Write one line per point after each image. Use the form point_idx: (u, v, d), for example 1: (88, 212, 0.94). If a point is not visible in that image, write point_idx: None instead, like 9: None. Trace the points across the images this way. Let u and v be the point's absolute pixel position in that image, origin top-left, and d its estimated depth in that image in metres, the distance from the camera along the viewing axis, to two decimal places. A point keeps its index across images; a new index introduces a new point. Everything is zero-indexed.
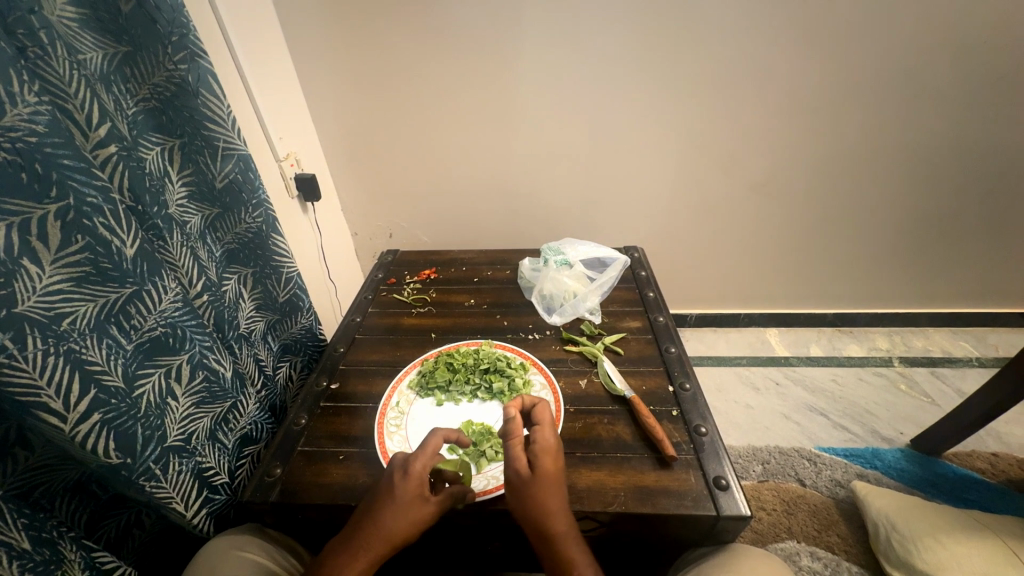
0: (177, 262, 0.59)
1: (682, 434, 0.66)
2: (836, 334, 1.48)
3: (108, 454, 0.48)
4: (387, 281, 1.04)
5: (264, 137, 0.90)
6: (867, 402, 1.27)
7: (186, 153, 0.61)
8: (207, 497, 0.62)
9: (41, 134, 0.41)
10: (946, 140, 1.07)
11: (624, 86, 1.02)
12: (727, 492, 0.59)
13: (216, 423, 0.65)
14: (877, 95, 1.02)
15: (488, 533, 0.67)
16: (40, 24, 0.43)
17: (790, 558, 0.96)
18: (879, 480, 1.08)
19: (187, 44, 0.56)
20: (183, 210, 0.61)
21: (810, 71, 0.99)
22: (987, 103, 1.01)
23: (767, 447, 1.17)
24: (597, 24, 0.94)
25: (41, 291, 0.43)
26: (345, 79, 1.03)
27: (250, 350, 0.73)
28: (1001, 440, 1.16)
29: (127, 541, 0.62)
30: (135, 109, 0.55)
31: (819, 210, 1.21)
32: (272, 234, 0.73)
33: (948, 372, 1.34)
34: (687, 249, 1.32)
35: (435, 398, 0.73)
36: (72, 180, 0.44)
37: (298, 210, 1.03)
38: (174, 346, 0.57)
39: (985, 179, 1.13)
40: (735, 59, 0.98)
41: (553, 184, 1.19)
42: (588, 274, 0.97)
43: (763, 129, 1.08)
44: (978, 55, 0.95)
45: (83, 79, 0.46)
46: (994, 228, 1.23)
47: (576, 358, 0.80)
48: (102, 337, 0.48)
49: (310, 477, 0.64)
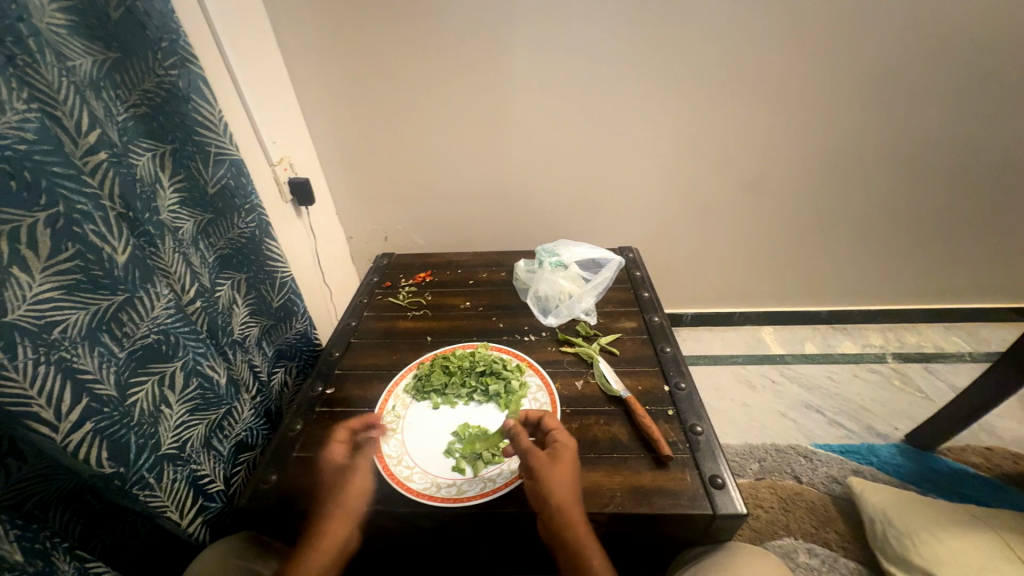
0: (169, 269, 0.59)
1: (678, 433, 0.67)
2: (830, 331, 1.49)
3: (100, 463, 0.48)
4: (383, 284, 1.04)
5: (257, 142, 0.90)
6: (862, 398, 1.28)
7: (178, 158, 0.61)
8: (203, 504, 0.62)
9: (30, 142, 0.41)
10: (935, 138, 1.09)
11: (616, 88, 1.03)
12: (724, 491, 0.59)
13: (211, 430, 0.64)
14: (868, 94, 1.03)
15: (484, 537, 0.65)
16: (28, 32, 0.43)
17: (787, 555, 0.96)
18: (874, 476, 1.09)
19: (177, 50, 0.56)
20: (174, 216, 0.61)
21: (799, 72, 1.00)
22: (971, 101, 1.03)
23: (764, 444, 1.18)
24: (588, 26, 0.95)
25: (31, 299, 0.42)
26: (338, 85, 1.03)
27: (245, 355, 0.73)
28: (994, 434, 1.17)
29: (122, 550, 0.61)
30: (125, 115, 0.55)
31: (812, 208, 1.22)
32: (266, 239, 0.73)
33: (941, 367, 1.35)
34: (682, 248, 1.33)
35: (431, 401, 0.73)
36: (62, 187, 0.44)
37: (292, 215, 1.02)
38: (167, 353, 0.57)
39: (971, 177, 1.15)
40: (726, 60, 0.98)
41: (547, 185, 1.20)
42: (582, 275, 0.97)
43: (755, 129, 1.08)
44: (963, 53, 0.97)
45: (72, 86, 0.46)
46: (981, 225, 1.25)
47: (572, 358, 0.80)
48: (94, 345, 0.48)
49: (305, 483, 0.63)
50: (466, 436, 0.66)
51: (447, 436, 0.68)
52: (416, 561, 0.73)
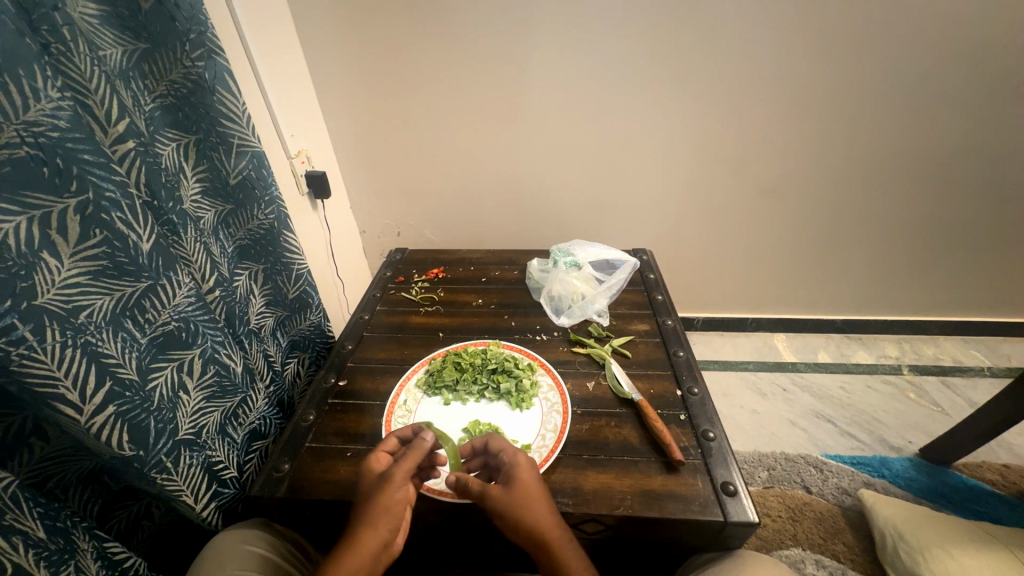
0: (190, 257, 0.60)
1: (690, 438, 0.66)
2: (845, 340, 1.47)
3: (121, 446, 0.49)
4: (396, 279, 1.05)
5: (276, 135, 0.91)
6: (876, 410, 1.26)
7: (201, 149, 0.62)
8: (217, 490, 0.63)
9: (63, 129, 0.42)
10: (961, 147, 1.06)
11: (635, 88, 1.02)
12: (735, 498, 0.58)
13: (226, 418, 0.65)
14: (893, 101, 1.01)
15: (492, 534, 0.65)
16: (63, 21, 0.43)
17: (795, 565, 0.95)
18: (886, 489, 1.07)
19: (205, 42, 0.56)
20: (196, 206, 0.62)
21: (823, 77, 0.98)
22: (1001, 110, 1.00)
23: (773, 452, 1.17)
24: (609, 26, 0.94)
25: (60, 284, 0.43)
26: (358, 79, 1.04)
27: (260, 345, 0.74)
28: (1012, 451, 1.14)
29: (136, 532, 0.62)
30: (152, 106, 0.56)
31: (831, 215, 1.20)
32: (284, 231, 0.73)
33: (959, 381, 1.33)
34: (696, 252, 1.32)
35: (442, 397, 0.73)
36: (92, 175, 0.45)
37: (308, 208, 1.03)
38: (186, 341, 0.58)
39: (997, 187, 1.12)
40: (747, 62, 0.97)
41: (562, 185, 1.19)
42: (596, 276, 0.96)
43: (775, 133, 1.07)
44: (994, 61, 0.94)
45: (104, 75, 0.47)
46: (1005, 238, 1.22)
47: (584, 359, 0.80)
48: (117, 330, 0.49)
49: (317, 473, 0.64)
50: (476, 434, 0.66)
51: (458, 432, 0.68)
52: (423, 555, 0.73)
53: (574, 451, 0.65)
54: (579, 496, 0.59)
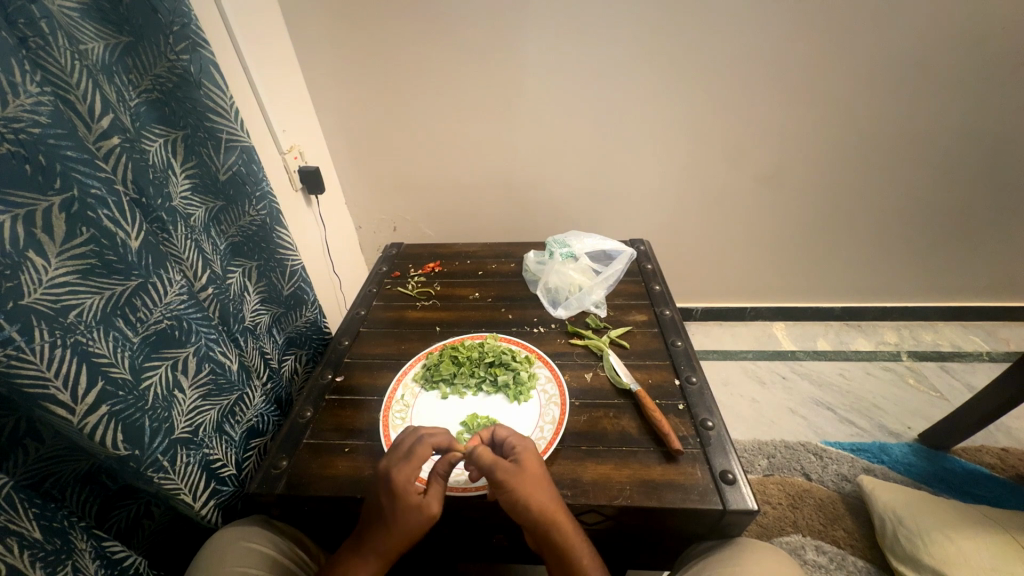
0: (181, 255, 0.59)
1: (688, 428, 0.66)
2: (843, 327, 1.47)
3: (116, 446, 0.48)
4: (392, 273, 1.04)
5: (268, 131, 0.90)
6: (875, 396, 1.26)
7: (190, 145, 0.61)
8: (215, 488, 0.63)
9: (44, 125, 0.41)
10: (959, 131, 1.05)
11: (629, 77, 1.01)
12: (735, 486, 0.58)
13: (223, 416, 0.65)
14: (892, 83, 0.99)
15: (491, 526, 0.65)
16: (40, 14, 0.42)
17: (795, 551, 0.96)
18: (886, 474, 1.08)
19: (188, 34, 0.55)
20: (186, 203, 0.61)
21: (820, 62, 0.97)
22: (999, 92, 0.99)
23: (773, 440, 1.17)
24: (602, 15, 0.93)
25: (48, 283, 0.43)
26: (349, 73, 1.02)
27: (256, 342, 0.73)
28: (1010, 435, 1.15)
29: (136, 532, 0.62)
30: (137, 101, 0.55)
31: (830, 200, 1.19)
32: (276, 227, 0.72)
33: (957, 366, 1.33)
34: (694, 241, 1.31)
35: (440, 391, 0.72)
36: (75, 171, 0.44)
37: (302, 203, 1.02)
38: (179, 339, 0.57)
39: (997, 171, 1.12)
40: (742, 49, 0.96)
41: (558, 176, 1.18)
42: (593, 267, 0.96)
43: (771, 119, 1.06)
44: (991, 43, 0.93)
45: (85, 70, 0.46)
46: (1002, 222, 1.21)
47: (582, 351, 0.80)
48: (108, 330, 0.48)
49: (316, 469, 0.64)
50: (475, 427, 0.66)
51: (455, 426, 0.68)
52: (425, 547, 0.73)
53: (573, 443, 0.65)
54: (579, 487, 0.59)
